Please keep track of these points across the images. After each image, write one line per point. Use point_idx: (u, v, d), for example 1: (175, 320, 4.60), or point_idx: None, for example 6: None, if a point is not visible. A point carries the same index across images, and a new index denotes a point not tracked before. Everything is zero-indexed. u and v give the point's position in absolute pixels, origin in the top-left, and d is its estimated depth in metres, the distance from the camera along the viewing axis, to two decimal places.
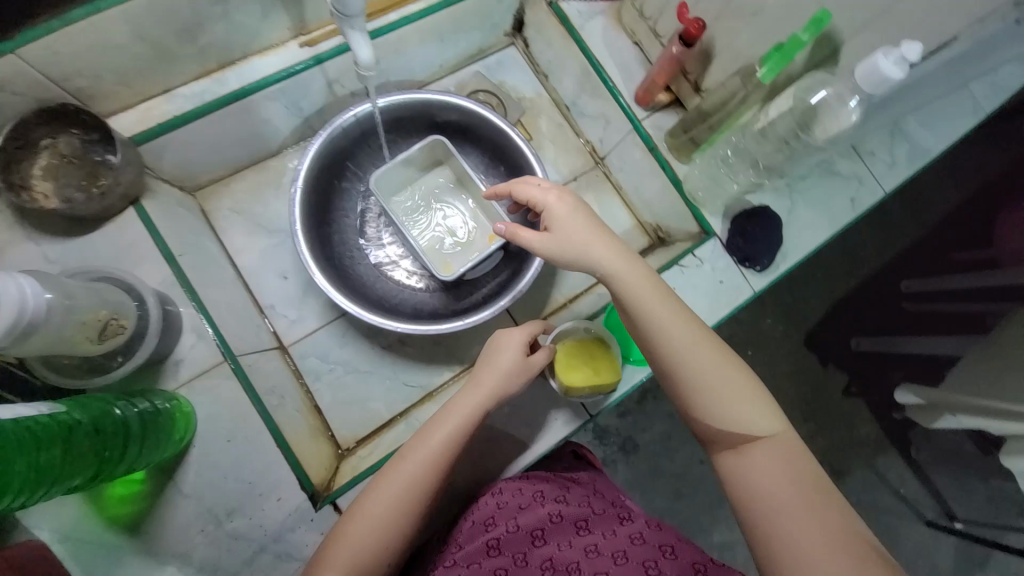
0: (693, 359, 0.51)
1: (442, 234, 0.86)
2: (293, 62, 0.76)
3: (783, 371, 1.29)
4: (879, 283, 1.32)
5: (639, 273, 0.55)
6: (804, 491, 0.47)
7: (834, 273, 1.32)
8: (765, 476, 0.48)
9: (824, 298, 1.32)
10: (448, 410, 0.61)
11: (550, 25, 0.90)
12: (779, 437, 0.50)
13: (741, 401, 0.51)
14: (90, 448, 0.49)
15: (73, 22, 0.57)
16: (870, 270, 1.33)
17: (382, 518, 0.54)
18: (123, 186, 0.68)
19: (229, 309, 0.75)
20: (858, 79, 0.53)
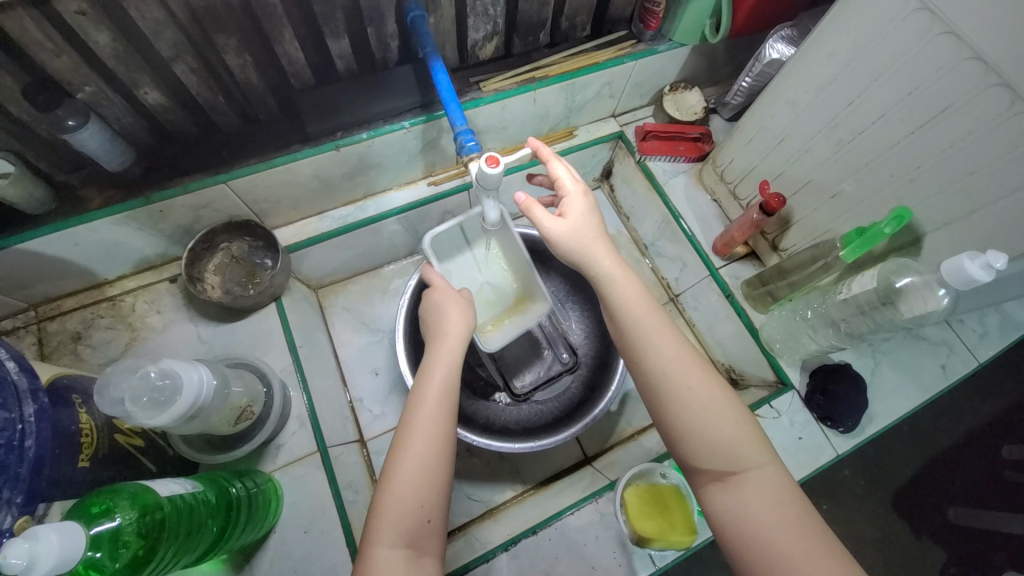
0: (678, 375, 0.55)
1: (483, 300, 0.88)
2: (420, 197, 0.92)
3: (865, 539, 1.18)
4: (972, 451, 1.24)
5: (628, 284, 0.61)
6: (787, 515, 0.49)
7: (921, 434, 1.26)
8: (752, 502, 0.50)
9: (911, 459, 1.24)
10: (430, 373, 0.63)
11: (637, 178, 1.04)
12: (768, 465, 0.52)
13: (729, 424, 0.53)
14: (209, 527, 0.54)
15: (275, 166, 0.75)
16: (961, 435, 1.26)
17: (419, 482, 0.55)
18: (273, 287, 0.80)
19: (327, 399, 0.83)
20: (945, 274, 0.56)
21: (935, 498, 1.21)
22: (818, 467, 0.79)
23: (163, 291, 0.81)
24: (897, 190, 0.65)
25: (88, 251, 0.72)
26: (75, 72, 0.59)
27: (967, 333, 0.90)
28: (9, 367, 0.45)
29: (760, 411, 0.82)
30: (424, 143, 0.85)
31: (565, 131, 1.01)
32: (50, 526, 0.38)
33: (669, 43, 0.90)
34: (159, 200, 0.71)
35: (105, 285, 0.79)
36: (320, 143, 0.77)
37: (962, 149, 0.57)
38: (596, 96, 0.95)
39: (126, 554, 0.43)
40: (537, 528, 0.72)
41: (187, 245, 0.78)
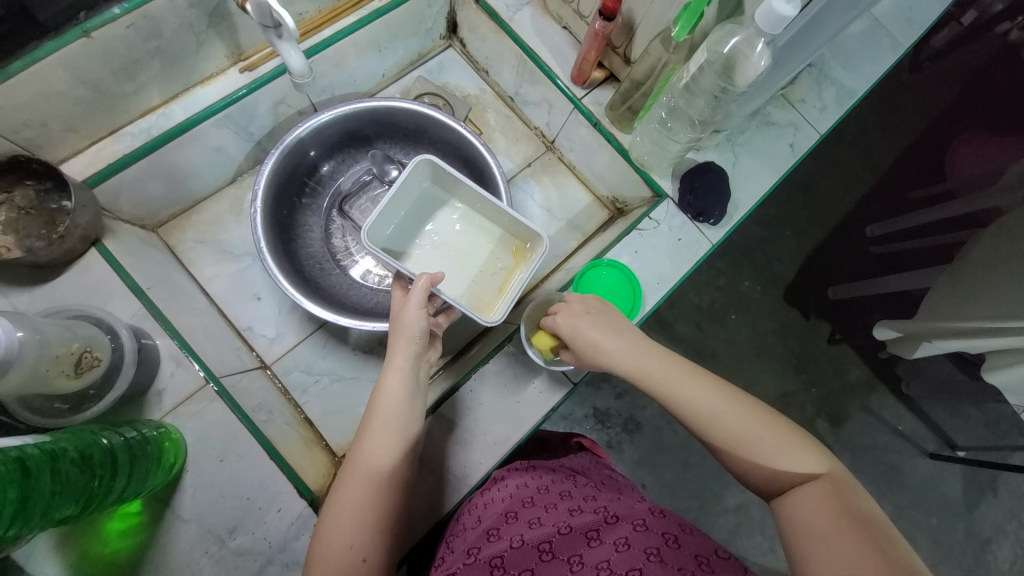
0: (702, 395, 0.54)
1: (463, 268, 0.81)
2: (236, 87, 0.78)
3: (762, 324, 1.38)
4: (842, 232, 1.42)
5: (632, 343, 0.60)
6: (839, 520, 0.44)
7: (793, 224, 1.42)
8: (800, 504, 0.46)
9: (792, 250, 1.41)
10: (383, 400, 0.63)
11: (481, 21, 0.95)
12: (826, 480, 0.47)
13: (763, 433, 0.51)
14: (75, 477, 0.51)
15: (14, 74, 0.59)
16: (827, 215, 1.43)
17: (358, 504, 0.56)
18: (83, 227, 0.67)
19: (205, 334, 0.75)
20: (759, 22, 0.56)
21: (813, 280, 1.40)
22: (698, 259, 0.86)
23: None
24: None
25: None
26: None
27: (809, 110, 0.97)
28: None
29: (641, 225, 0.86)
30: (210, 13, 0.70)
31: None
32: None
33: None
34: None
35: None
36: (62, 32, 0.61)
37: None
38: None
39: None
40: (459, 383, 0.77)
41: None
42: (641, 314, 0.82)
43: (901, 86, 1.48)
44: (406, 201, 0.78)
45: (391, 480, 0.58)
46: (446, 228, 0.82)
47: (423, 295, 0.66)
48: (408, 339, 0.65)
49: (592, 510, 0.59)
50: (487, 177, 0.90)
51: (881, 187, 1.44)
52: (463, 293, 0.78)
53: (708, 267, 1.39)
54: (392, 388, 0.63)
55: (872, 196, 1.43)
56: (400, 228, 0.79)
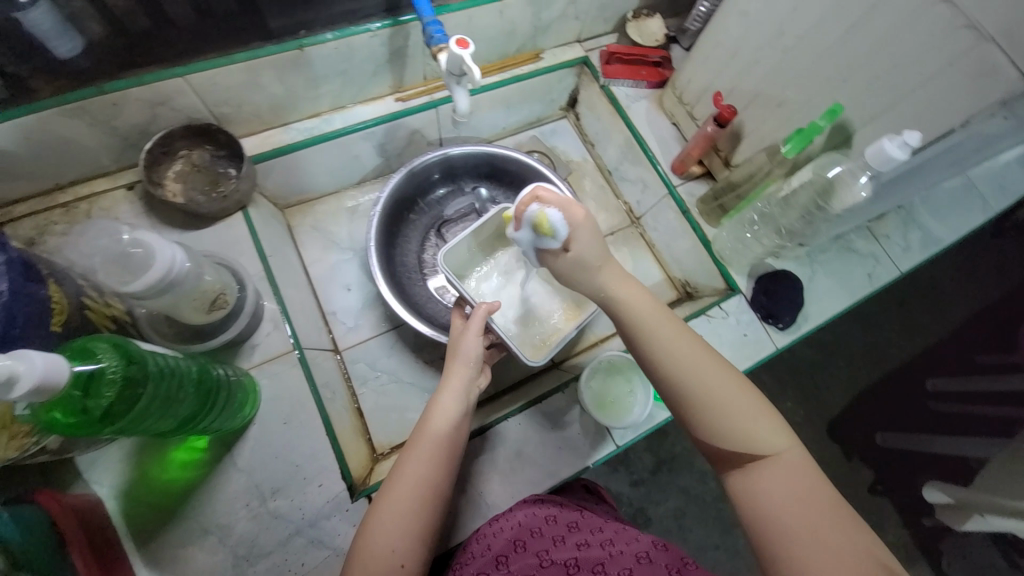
0: (686, 362, 0.53)
1: (516, 306, 0.87)
2: (388, 112, 0.92)
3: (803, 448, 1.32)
4: (903, 375, 1.38)
5: (639, 296, 0.58)
6: (804, 511, 0.46)
7: (855, 355, 1.39)
8: (771, 493, 0.48)
9: (846, 380, 1.38)
10: (434, 414, 0.65)
11: (601, 103, 1.07)
12: (789, 453, 0.50)
13: (742, 410, 0.51)
14: (190, 396, 0.55)
15: (236, 61, 0.72)
16: (889, 355, 1.40)
17: (405, 510, 0.58)
18: (239, 194, 0.79)
19: (300, 308, 0.83)
20: (869, 158, 0.63)
21: (863, 417, 1.35)
22: (759, 359, 0.88)
23: (121, 198, 0.78)
24: (833, 91, 0.71)
25: (36, 146, 0.69)
26: None
27: (893, 247, 1.00)
28: None
29: (710, 312, 0.90)
30: (392, 52, 0.84)
31: (531, 54, 1.02)
32: (37, 351, 0.38)
33: None
34: (113, 90, 0.68)
35: (59, 191, 0.77)
36: (282, 41, 0.75)
37: (887, 44, 0.63)
38: (562, 15, 0.96)
39: (109, 396, 0.43)
40: (508, 415, 0.79)
41: (144, 147, 0.75)
42: None
43: (983, 248, 1.49)
44: (482, 238, 0.86)
45: (435, 492, 0.60)
46: (508, 267, 0.89)
47: (481, 322, 0.71)
48: (464, 362, 0.69)
49: (599, 547, 0.59)
50: None
51: (950, 341, 1.41)
52: (513, 330, 0.84)
53: (757, 374, 1.38)
54: (445, 404, 0.65)
55: (940, 348, 1.40)
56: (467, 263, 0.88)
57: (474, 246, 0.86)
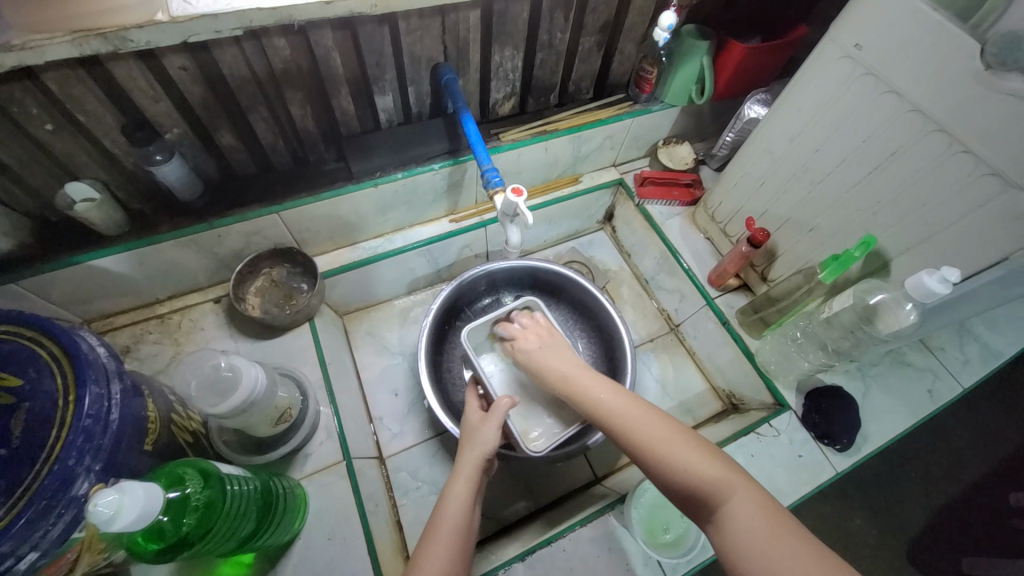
0: (623, 414, 0.60)
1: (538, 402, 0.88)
2: (443, 231, 1.02)
3: None
4: (987, 497, 1.24)
5: (570, 365, 0.69)
6: (771, 533, 0.47)
7: (929, 473, 1.27)
8: (739, 526, 0.48)
9: (923, 502, 1.24)
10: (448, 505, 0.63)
11: (636, 219, 1.15)
12: (738, 489, 0.51)
13: (686, 449, 0.54)
14: (253, 514, 0.57)
15: (322, 199, 0.85)
16: (968, 474, 1.27)
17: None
18: (309, 308, 0.88)
19: (352, 414, 0.87)
20: (909, 288, 0.64)
21: (950, 548, 1.19)
22: (819, 484, 0.83)
23: (207, 311, 0.88)
24: (864, 221, 0.75)
25: (146, 269, 0.80)
26: (166, 118, 0.69)
27: (950, 360, 0.99)
28: (100, 351, 0.51)
29: (759, 429, 0.87)
30: (450, 184, 0.96)
31: (571, 177, 1.14)
32: (137, 482, 0.42)
33: (661, 104, 1.06)
34: (219, 225, 0.79)
35: (156, 304, 0.87)
36: (361, 180, 0.87)
37: (913, 187, 0.67)
38: (599, 147, 1.08)
39: (191, 521, 0.47)
40: (551, 540, 0.74)
41: (235, 268, 0.86)
42: None
43: None
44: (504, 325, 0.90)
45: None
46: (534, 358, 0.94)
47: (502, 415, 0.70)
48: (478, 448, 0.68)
49: None
50: (615, 342, 0.99)
51: None
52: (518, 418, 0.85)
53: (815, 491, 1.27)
54: (460, 493, 0.64)
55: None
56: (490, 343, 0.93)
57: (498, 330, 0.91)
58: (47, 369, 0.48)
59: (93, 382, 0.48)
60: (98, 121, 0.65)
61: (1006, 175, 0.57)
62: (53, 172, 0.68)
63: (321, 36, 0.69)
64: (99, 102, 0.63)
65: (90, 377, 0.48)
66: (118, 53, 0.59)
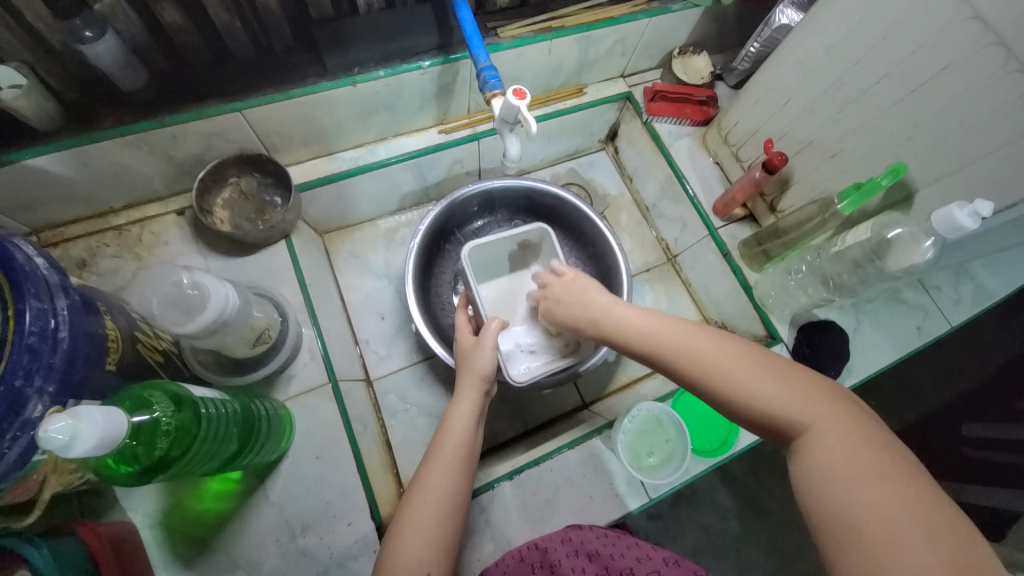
0: (676, 343, 0.53)
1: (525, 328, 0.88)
2: (431, 144, 0.92)
3: None
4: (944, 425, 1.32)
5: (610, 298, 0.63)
6: (865, 462, 0.41)
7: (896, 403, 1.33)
8: (829, 457, 0.42)
9: None
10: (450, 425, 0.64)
11: (642, 140, 1.06)
12: (821, 418, 0.44)
13: (753, 378, 0.48)
14: (235, 436, 0.55)
15: (291, 97, 0.73)
16: (930, 405, 1.34)
17: (426, 523, 0.56)
18: (284, 224, 0.80)
19: (336, 337, 0.84)
20: (935, 222, 0.60)
21: None
22: None
23: (170, 223, 0.79)
24: (896, 147, 0.68)
25: (93, 173, 0.70)
26: None
27: (943, 299, 0.99)
28: (38, 262, 0.44)
29: None
30: (439, 87, 0.85)
31: (575, 88, 1.02)
32: (94, 406, 0.38)
33: (682, 3, 0.92)
34: (173, 123, 0.69)
35: (110, 213, 0.78)
36: (336, 77, 0.76)
37: (960, 109, 0.60)
38: (608, 52, 0.96)
39: (163, 446, 0.44)
40: (540, 460, 0.76)
41: (197, 176, 0.76)
42: (733, 450, 0.79)
43: None
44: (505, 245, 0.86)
45: (455, 504, 0.59)
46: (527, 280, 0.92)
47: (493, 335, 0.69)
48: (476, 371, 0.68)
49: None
50: (611, 272, 0.96)
51: None
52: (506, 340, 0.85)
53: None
54: (462, 417, 0.64)
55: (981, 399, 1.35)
56: (483, 266, 0.89)
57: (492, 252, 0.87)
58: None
59: (34, 297, 0.42)
60: None
61: None
62: None
63: None
64: None
65: (30, 292, 0.42)
66: None
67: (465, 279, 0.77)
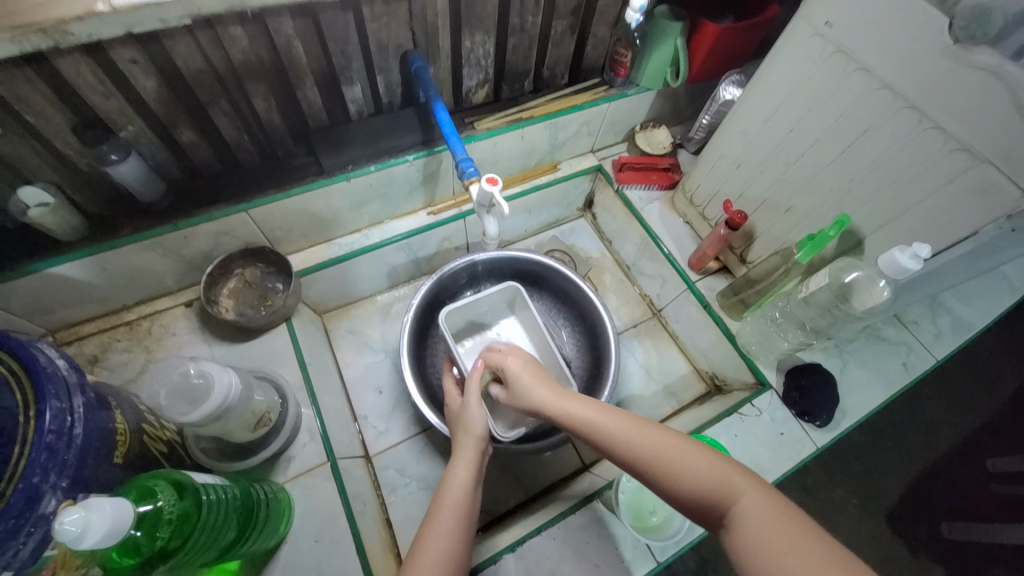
0: (612, 432, 0.57)
1: None
2: (420, 225, 1.00)
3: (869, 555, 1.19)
4: (964, 463, 1.29)
5: (547, 386, 0.65)
6: (784, 527, 0.45)
7: (909, 444, 1.31)
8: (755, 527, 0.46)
9: (903, 472, 1.28)
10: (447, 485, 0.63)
11: (616, 206, 1.15)
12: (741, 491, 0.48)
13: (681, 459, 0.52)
14: (234, 523, 0.56)
15: (292, 196, 0.82)
16: (944, 442, 1.31)
17: None
18: (286, 308, 0.85)
19: (335, 414, 0.86)
20: (882, 266, 0.65)
21: (927, 511, 1.24)
22: (801, 460, 0.84)
23: (179, 315, 0.85)
24: (838, 200, 0.75)
25: (110, 275, 0.76)
26: (121, 114, 0.65)
27: (923, 333, 1.02)
28: (60, 363, 0.48)
29: (742, 409, 0.89)
30: (425, 175, 0.94)
31: (549, 165, 1.12)
32: (104, 496, 0.40)
33: (637, 88, 1.05)
34: (186, 226, 0.76)
35: (123, 310, 0.84)
36: (332, 175, 0.85)
37: (883, 165, 0.67)
38: (576, 133, 1.07)
39: (165, 534, 0.46)
40: (541, 528, 0.75)
41: (205, 271, 0.83)
42: None
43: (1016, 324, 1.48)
44: (482, 305, 0.95)
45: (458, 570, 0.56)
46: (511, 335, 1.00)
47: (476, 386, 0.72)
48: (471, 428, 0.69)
49: None
50: (598, 330, 1.00)
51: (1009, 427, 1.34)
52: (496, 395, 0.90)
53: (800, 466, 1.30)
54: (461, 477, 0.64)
55: (992, 431, 1.33)
56: (465, 325, 0.97)
57: (471, 314, 0.96)
58: (4, 385, 0.46)
59: (54, 397, 0.46)
60: (46, 120, 0.61)
61: (973, 150, 0.58)
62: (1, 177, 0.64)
63: (281, 24, 0.66)
64: (46, 100, 0.59)
65: (50, 392, 0.46)
66: (62, 48, 0.55)
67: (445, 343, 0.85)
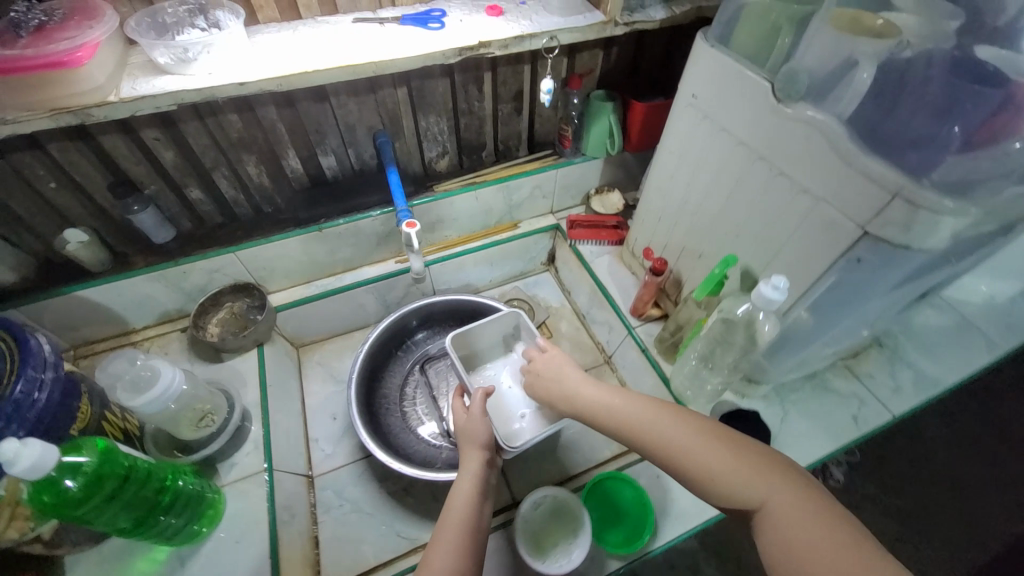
0: (643, 419, 0.63)
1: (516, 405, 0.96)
2: (387, 270, 1.15)
3: None
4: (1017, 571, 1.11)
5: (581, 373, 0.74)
6: (816, 520, 0.49)
7: (937, 539, 1.15)
8: (784, 519, 0.51)
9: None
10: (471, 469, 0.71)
11: (571, 260, 1.25)
12: (767, 491, 0.53)
13: (710, 451, 0.57)
14: (153, 494, 0.66)
15: (271, 242, 1.00)
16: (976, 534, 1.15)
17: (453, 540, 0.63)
18: (259, 334, 1.00)
19: (285, 432, 0.95)
20: (753, 299, 0.69)
21: None
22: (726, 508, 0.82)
23: (174, 338, 1.02)
24: (730, 244, 0.82)
25: (122, 300, 0.95)
26: (146, 176, 0.88)
27: (879, 386, 0.98)
28: (45, 346, 0.64)
29: None
30: (390, 228, 1.11)
31: (510, 223, 1.26)
32: (41, 441, 0.53)
33: (583, 156, 1.20)
34: (183, 263, 0.95)
35: (131, 332, 1.02)
36: (307, 226, 1.03)
37: (755, 210, 0.74)
38: (530, 196, 1.22)
39: (79, 484, 0.58)
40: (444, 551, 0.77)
41: (198, 301, 1.00)
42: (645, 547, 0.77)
43: None
44: (487, 334, 1.00)
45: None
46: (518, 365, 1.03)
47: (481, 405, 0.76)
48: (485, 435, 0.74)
49: None
50: None
51: None
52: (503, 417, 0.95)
53: None
54: (466, 489, 0.68)
55: None
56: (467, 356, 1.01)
57: (480, 339, 1.00)
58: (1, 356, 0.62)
59: (32, 367, 0.61)
60: (90, 180, 0.84)
61: (811, 191, 0.64)
62: (54, 221, 0.86)
63: (267, 111, 0.88)
64: (91, 165, 0.82)
65: (30, 363, 0.61)
66: (107, 129, 0.79)
67: (455, 369, 0.89)
